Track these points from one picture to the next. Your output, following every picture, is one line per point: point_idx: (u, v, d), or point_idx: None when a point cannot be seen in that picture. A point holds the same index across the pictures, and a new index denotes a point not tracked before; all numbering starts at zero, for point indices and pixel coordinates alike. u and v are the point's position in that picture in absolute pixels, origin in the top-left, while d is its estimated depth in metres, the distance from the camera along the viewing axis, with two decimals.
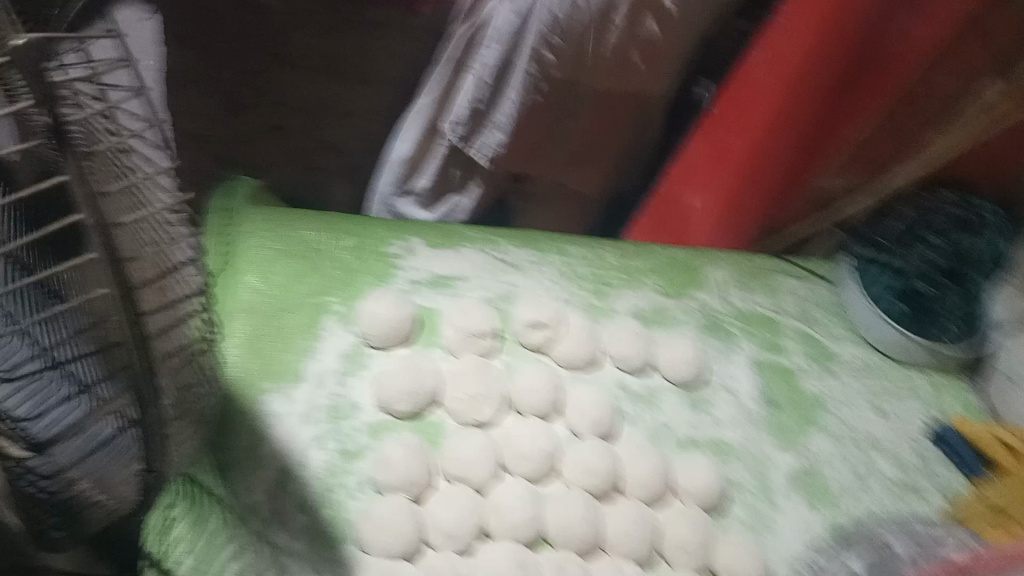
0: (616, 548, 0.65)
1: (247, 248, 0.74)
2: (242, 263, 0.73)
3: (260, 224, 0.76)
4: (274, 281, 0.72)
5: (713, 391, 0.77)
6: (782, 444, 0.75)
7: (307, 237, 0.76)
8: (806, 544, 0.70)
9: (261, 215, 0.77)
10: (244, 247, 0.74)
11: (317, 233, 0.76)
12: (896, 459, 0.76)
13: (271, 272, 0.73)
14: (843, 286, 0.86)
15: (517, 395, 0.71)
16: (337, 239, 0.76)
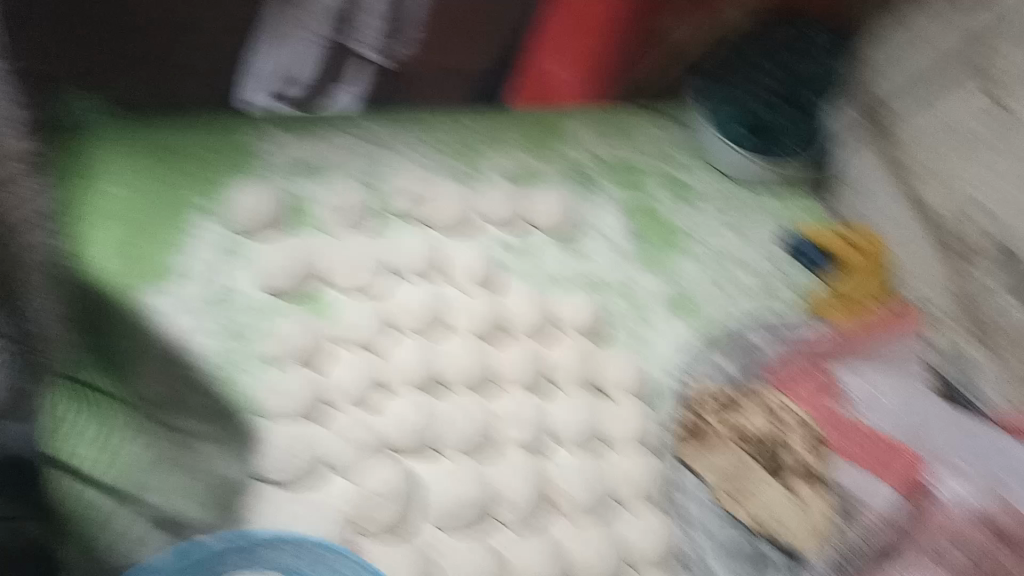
0: (504, 379, 0.70)
1: (98, 156, 0.72)
2: (99, 171, 0.71)
3: (107, 133, 0.74)
4: (135, 184, 0.71)
5: (583, 234, 0.82)
6: (652, 269, 0.82)
7: (161, 139, 0.75)
8: (679, 351, 0.77)
9: (107, 125, 0.75)
10: (98, 157, 0.72)
11: (172, 135, 0.76)
12: (752, 269, 0.84)
13: (132, 176, 0.72)
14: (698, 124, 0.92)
15: (396, 259, 0.73)
16: (193, 138, 0.76)
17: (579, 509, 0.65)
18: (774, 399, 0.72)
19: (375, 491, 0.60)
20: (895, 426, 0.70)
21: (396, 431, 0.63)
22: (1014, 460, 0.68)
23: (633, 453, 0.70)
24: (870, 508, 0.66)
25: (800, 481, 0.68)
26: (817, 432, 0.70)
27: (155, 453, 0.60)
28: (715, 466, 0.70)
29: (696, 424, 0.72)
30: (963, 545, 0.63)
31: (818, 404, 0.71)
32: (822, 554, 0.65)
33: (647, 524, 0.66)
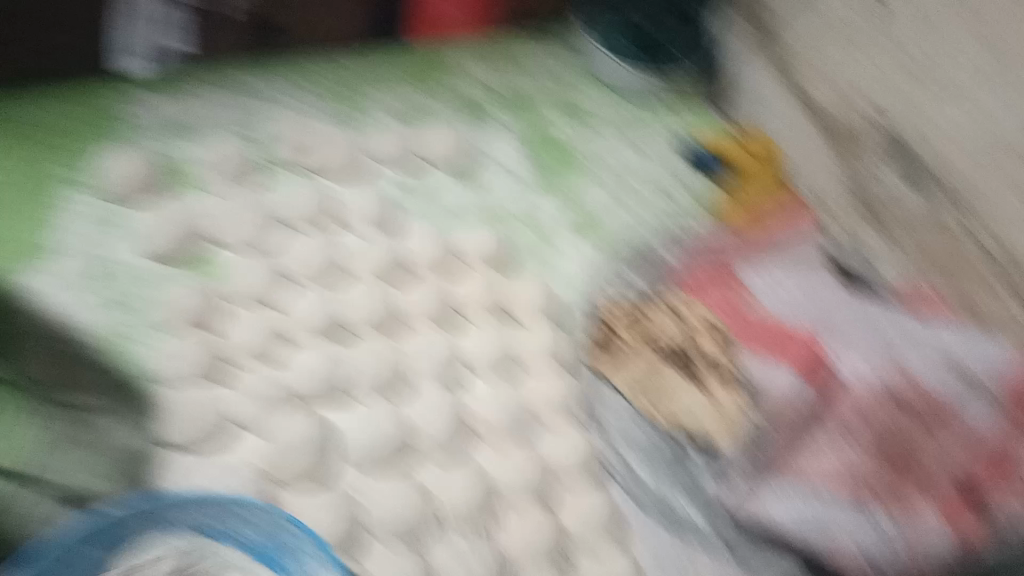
0: (415, 317, 0.71)
1: None
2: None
3: None
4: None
5: (481, 167, 0.83)
6: (552, 192, 0.84)
7: (17, 116, 0.72)
8: (585, 270, 0.80)
9: None
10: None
11: (30, 110, 0.73)
12: (650, 181, 0.88)
13: None
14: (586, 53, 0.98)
15: (287, 210, 0.73)
16: (54, 112, 0.73)
17: (500, 431, 0.68)
18: (683, 305, 0.77)
19: (288, 443, 0.59)
20: (804, 316, 0.75)
21: (307, 379, 0.63)
22: (910, 330, 0.74)
23: (549, 373, 0.73)
24: (778, 396, 0.70)
25: (710, 378, 0.72)
26: (725, 331, 0.75)
27: (44, 436, 0.58)
28: (631, 374, 0.74)
29: (609, 337, 0.75)
30: (866, 420, 0.68)
31: (725, 305, 0.77)
32: (733, 445, 0.69)
33: (568, 438, 0.70)
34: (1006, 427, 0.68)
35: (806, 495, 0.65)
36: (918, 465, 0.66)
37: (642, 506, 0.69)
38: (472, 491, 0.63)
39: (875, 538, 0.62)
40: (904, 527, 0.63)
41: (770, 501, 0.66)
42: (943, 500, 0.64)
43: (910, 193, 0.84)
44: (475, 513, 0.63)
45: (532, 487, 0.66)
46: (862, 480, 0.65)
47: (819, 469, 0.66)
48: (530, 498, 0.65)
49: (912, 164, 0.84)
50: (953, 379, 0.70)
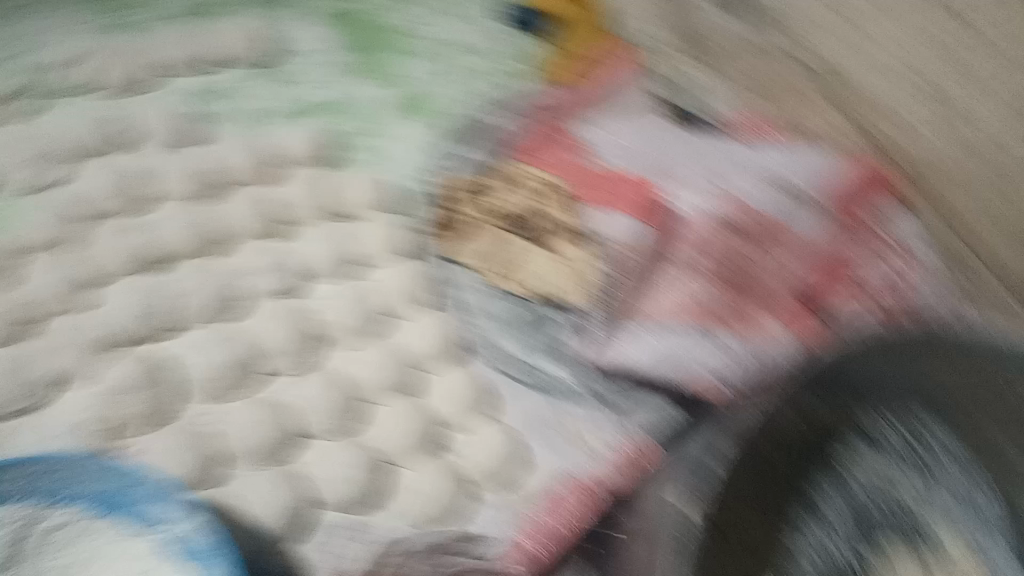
0: (238, 238, 0.66)
1: None
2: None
3: None
4: None
5: (277, 57, 0.73)
6: (365, 77, 0.74)
7: None
8: (414, 154, 0.72)
9: None
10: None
11: None
12: (475, 49, 0.78)
13: None
14: None
15: (61, 143, 0.64)
16: None
17: (351, 337, 0.66)
18: (523, 170, 0.71)
19: (114, 390, 0.57)
20: (635, 164, 0.71)
21: (129, 325, 0.59)
22: (762, 158, 0.70)
23: (394, 266, 0.70)
24: (620, 243, 0.68)
25: (557, 239, 0.69)
26: (567, 188, 0.70)
27: None
28: (477, 251, 0.69)
29: (446, 216, 0.71)
30: (700, 249, 0.68)
31: (561, 160, 0.71)
32: (592, 308, 0.67)
33: (422, 327, 0.68)
34: (841, 236, 0.66)
35: (656, 331, 0.66)
36: (756, 284, 0.66)
37: (506, 377, 0.67)
38: (335, 402, 0.63)
39: (724, 362, 0.64)
40: (751, 347, 0.64)
41: (627, 345, 0.66)
42: (788, 315, 0.65)
43: (730, 18, 0.77)
44: (339, 423, 0.62)
45: (394, 385, 0.65)
46: (707, 307, 0.66)
47: (664, 309, 0.67)
48: (394, 396, 0.65)
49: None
50: (781, 198, 0.68)
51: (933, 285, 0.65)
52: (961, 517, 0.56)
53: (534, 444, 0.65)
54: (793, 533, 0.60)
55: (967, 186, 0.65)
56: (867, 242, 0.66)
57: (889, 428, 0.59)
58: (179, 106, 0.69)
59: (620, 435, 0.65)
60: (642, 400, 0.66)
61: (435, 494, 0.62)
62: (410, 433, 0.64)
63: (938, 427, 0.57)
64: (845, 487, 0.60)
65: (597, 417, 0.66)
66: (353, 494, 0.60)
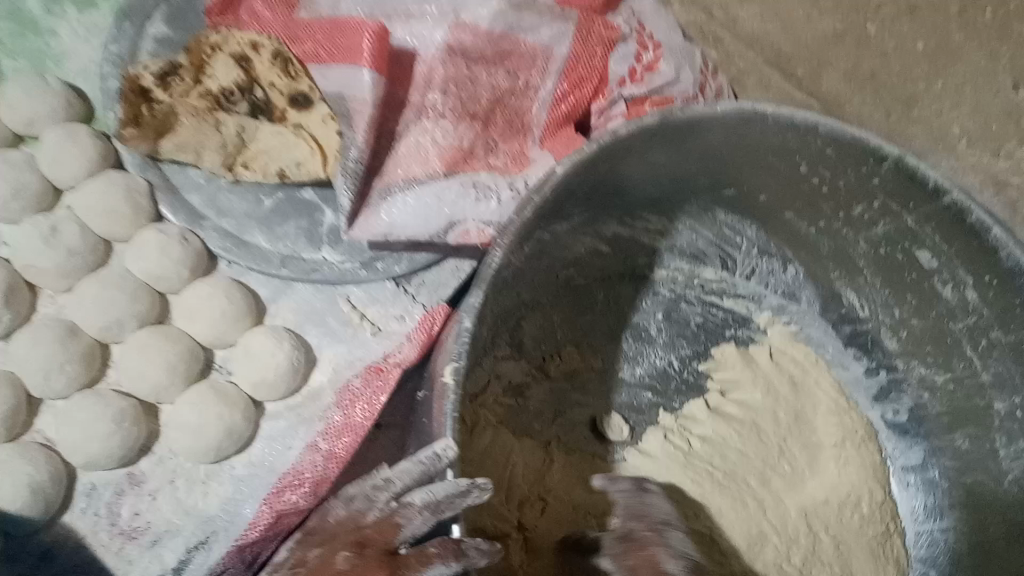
0: None
1: None
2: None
3: None
4: None
5: None
6: None
7: None
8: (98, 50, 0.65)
9: None
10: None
11: None
12: None
13: None
14: None
15: None
16: None
17: (69, 279, 0.59)
18: (225, 38, 0.60)
19: None
20: (357, 6, 0.63)
21: None
22: None
23: (101, 182, 0.60)
24: (357, 99, 0.59)
25: (289, 107, 0.61)
26: (281, 50, 0.60)
27: None
28: (190, 143, 0.61)
29: (145, 110, 0.60)
30: (439, 86, 0.62)
31: (279, 18, 0.62)
32: (346, 183, 0.58)
33: (154, 242, 0.59)
34: (587, 47, 0.64)
35: (414, 188, 0.61)
36: (506, 112, 0.64)
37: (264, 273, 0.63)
38: (72, 354, 0.56)
39: (496, 207, 0.61)
40: (519, 182, 0.63)
41: (385, 209, 0.60)
42: (546, 137, 0.65)
43: None
44: (83, 373, 0.56)
45: (140, 317, 0.58)
46: (466, 152, 0.62)
47: (417, 160, 0.61)
48: (140, 328, 0.59)
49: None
50: (505, 8, 0.61)
51: (684, 66, 0.67)
52: (773, 300, 0.68)
53: (308, 333, 0.63)
54: (628, 342, 0.65)
55: (761, 6, 0.67)
56: (595, 48, 0.64)
57: (681, 217, 0.63)
58: None
59: (422, 309, 0.63)
60: (450, 259, 0.64)
61: (212, 425, 0.56)
62: (173, 365, 0.57)
63: (720, 206, 0.62)
64: (650, 286, 0.67)
65: (401, 301, 0.64)
66: (116, 448, 0.55)
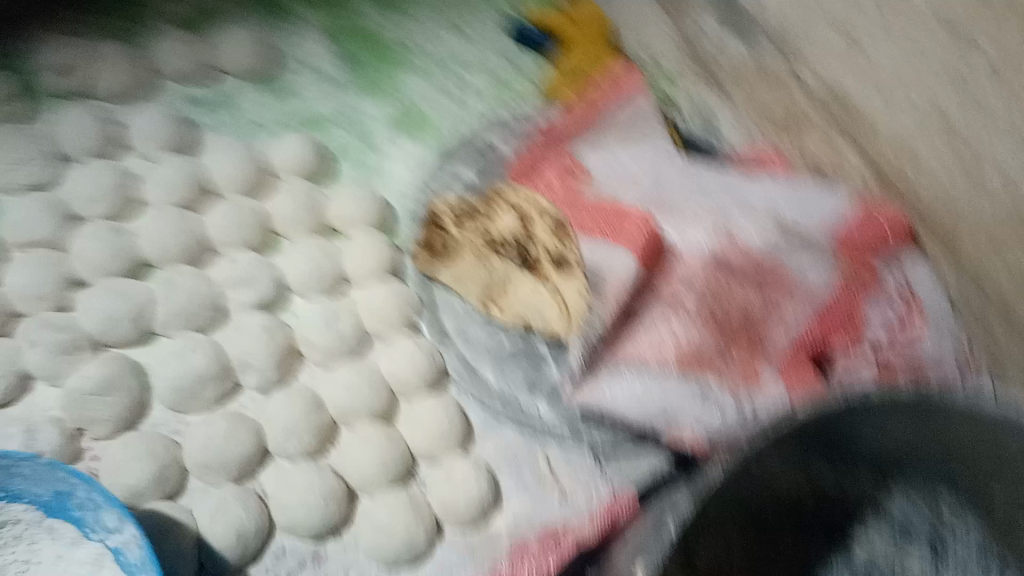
0: (222, 249, 0.67)
1: None
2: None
3: None
4: None
5: (289, 72, 0.76)
6: (368, 91, 0.78)
7: None
8: (412, 170, 0.76)
9: None
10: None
11: None
12: (484, 68, 0.80)
13: None
14: None
15: (61, 143, 0.65)
16: None
17: (331, 357, 0.66)
18: (517, 195, 0.71)
19: (80, 389, 0.58)
20: (632, 194, 0.69)
21: (96, 325, 0.60)
22: (767, 191, 0.66)
23: (380, 285, 0.69)
24: (614, 277, 0.65)
25: (548, 265, 0.67)
26: (559, 216, 0.69)
27: None
28: (461, 272, 0.70)
29: (437, 238, 0.71)
30: (696, 288, 0.64)
31: (562, 189, 0.71)
32: (579, 349, 0.63)
33: (404, 349, 0.66)
34: (850, 288, 0.64)
35: (642, 373, 0.63)
36: (759, 331, 0.63)
37: (486, 408, 0.68)
38: (308, 426, 0.61)
39: (717, 414, 0.60)
40: (746, 401, 0.61)
41: (607, 385, 0.63)
42: (784, 367, 0.62)
43: (737, 42, 0.74)
44: (314, 442, 0.61)
45: (370, 410, 0.64)
46: (700, 353, 0.62)
47: (650, 348, 0.63)
48: (366, 422, 0.63)
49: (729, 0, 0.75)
50: (778, 232, 0.64)
51: (949, 338, 0.62)
52: None
53: (505, 476, 0.65)
54: None
55: None
56: (854, 288, 0.64)
57: (898, 484, 0.61)
58: (208, 111, 0.72)
59: (611, 490, 0.63)
60: (649, 453, 0.64)
61: (399, 528, 0.59)
62: (385, 463, 0.61)
63: (946, 488, 0.59)
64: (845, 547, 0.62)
65: (592, 474, 0.65)
66: (316, 523, 0.58)
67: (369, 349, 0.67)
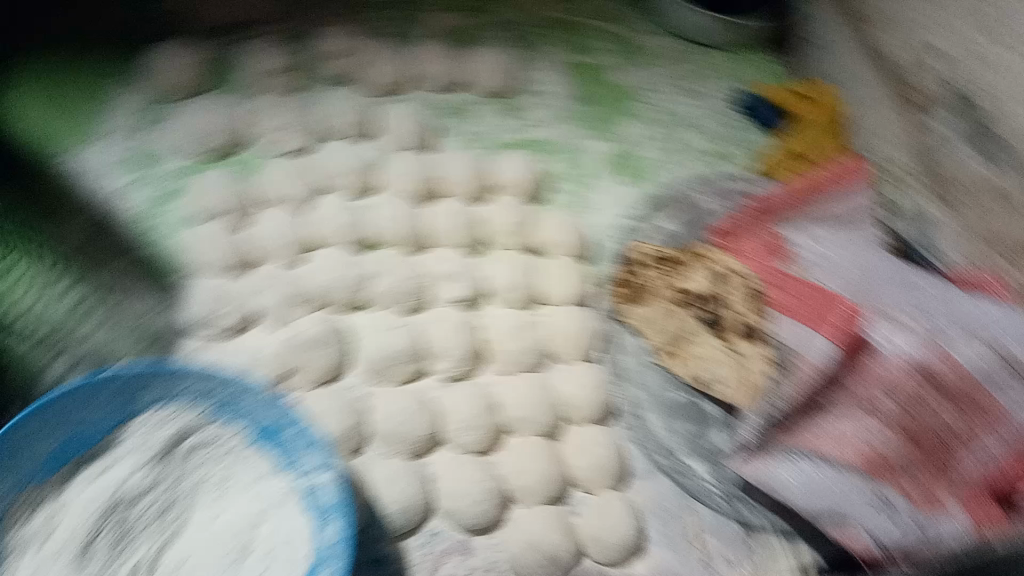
0: (437, 242, 0.71)
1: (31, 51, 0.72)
2: (61, 60, 0.72)
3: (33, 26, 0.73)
4: (75, 54, 0.73)
5: (527, 99, 0.81)
6: (595, 132, 0.81)
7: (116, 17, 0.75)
8: (621, 213, 0.77)
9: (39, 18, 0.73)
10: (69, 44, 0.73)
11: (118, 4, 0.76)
12: (706, 134, 0.83)
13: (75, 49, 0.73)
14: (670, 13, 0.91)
15: (326, 122, 0.73)
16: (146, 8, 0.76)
17: (511, 367, 0.67)
18: (717, 256, 0.70)
19: (299, 337, 0.63)
20: (837, 283, 0.65)
21: (322, 283, 0.65)
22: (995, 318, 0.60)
23: (571, 312, 0.71)
24: (806, 361, 0.63)
25: (738, 334, 0.68)
26: (758, 286, 0.68)
27: (66, 305, 0.61)
28: (650, 317, 0.71)
29: (632, 279, 0.73)
30: (896, 395, 0.60)
31: (759, 260, 0.69)
32: (753, 423, 0.64)
33: (582, 376, 0.68)
34: None
35: (816, 463, 0.62)
36: (951, 456, 0.58)
37: (646, 454, 0.68)
38: (482, 423, 0.64)
39: (892, 525, 0.58)
40: (922, 522, 0.58)
41: (780, 466, 0.63)
42: (968, 500, 0.57)
43: (978, 160, 0.70)
44: (483, 441, 0.64)
45: (537, 426, 0.65)
46: (882, 459, 0.59)
47: (830, 441, 0.62)
48: (533, 434, 0.65)
49: (980, 127, 0.69)
50: (999, 363, 0.58)
51: None
52: None
53: (651, 524, 0.65)
54: None
55: None
56: None
57: None
58: (455, 119, 0.78)
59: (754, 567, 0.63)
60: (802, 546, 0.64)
61: (543, 543, 0.60)
62: (541, 479, 0.63)
63: None
64: None
65: (739, 547, 0.65)
66: (469, 516, 0.60)
67: (547, 369, 0.69)
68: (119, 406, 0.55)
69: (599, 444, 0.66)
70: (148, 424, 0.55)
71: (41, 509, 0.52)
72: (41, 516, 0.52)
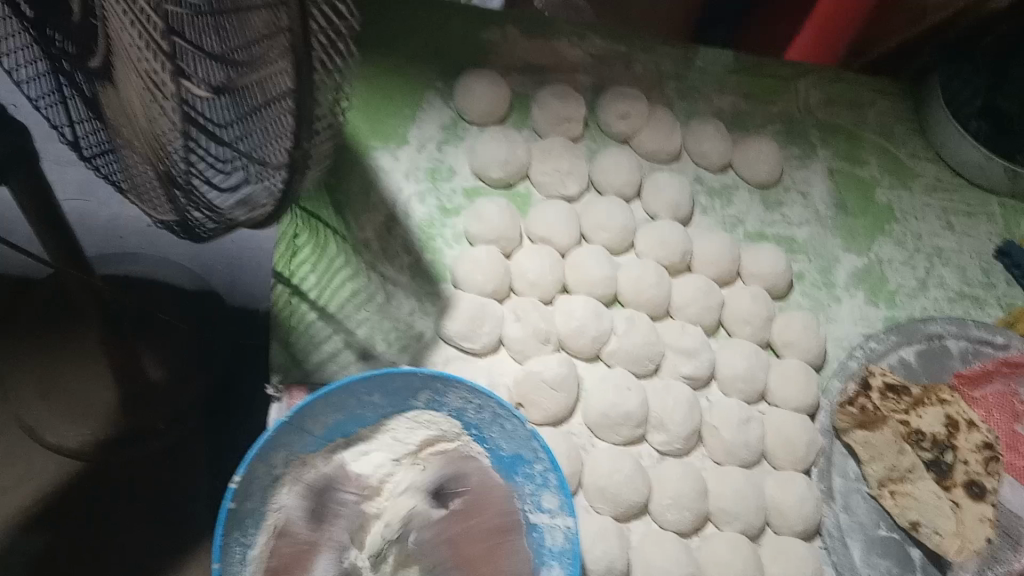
0: (682, 314, 0.72)
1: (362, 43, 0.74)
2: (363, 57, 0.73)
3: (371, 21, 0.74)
4: (398, 54, 0.74)
5: (787, 192, 0.80)
6: (848, 243, 0.79)
7: (447, 30, 0.76)
8: (860, 331, 0.76)
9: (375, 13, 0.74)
10: (372, 39, 0.74)
11: (448, 14, 0.77)
12: (957, 270, 0.81)
13: (398, 51, 0.74)
14: (942, 134, 0.83)
15: (601, 176, 0.75)
16: (475, 29, 0.77)
17: (728, 455, 0.67)
18: (954, 401, 0.68)
19: (542, 375, 0.65)
20: None
21: (574, 330, 0.67)
22: None
23: (797, 418, 0.70)
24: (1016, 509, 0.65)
25: (965, 489, 0.65)
26: (993, 443, 0.66)
27: (355, 293, 0.66)
28: (873, 442, 0.68)
29: (861, 400, 0.69)
30: None
31: (1002, 421, 0.68)
32: None
33: (798, 488, 0.67)
34: None
35: None
36: None
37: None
38: (696, 507, 0.64)
39: None
40: None
41: None
42: None
43: None
44: (692, 523, 0.64)
45: (745, 522, 0.65)
46: None
47: None
48: (738, 530, 0.65)
49: None
50: None
51: None
52: None
53: None
54: None
55: None
56: None
57: None
58: (720, 198, 0.79)
59: None
60: None
61: None
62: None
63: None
64: None
65: None
66: None
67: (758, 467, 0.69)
68: (390, 403, 0.56)
69: (800, 558, 0.65)
70: (404, 423, 0.58)
71: (298, 487, 0.55)
72: (291, 492, 0.54)
